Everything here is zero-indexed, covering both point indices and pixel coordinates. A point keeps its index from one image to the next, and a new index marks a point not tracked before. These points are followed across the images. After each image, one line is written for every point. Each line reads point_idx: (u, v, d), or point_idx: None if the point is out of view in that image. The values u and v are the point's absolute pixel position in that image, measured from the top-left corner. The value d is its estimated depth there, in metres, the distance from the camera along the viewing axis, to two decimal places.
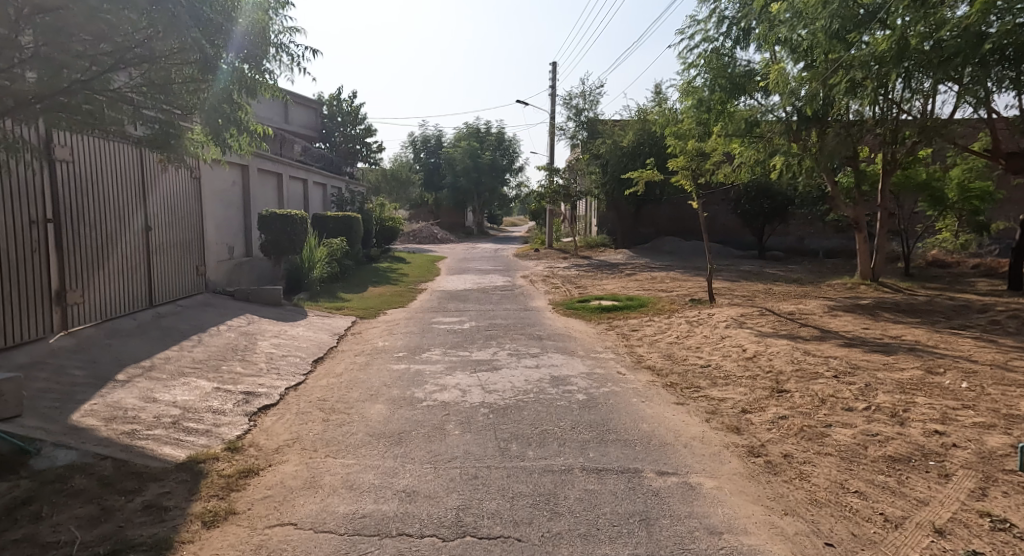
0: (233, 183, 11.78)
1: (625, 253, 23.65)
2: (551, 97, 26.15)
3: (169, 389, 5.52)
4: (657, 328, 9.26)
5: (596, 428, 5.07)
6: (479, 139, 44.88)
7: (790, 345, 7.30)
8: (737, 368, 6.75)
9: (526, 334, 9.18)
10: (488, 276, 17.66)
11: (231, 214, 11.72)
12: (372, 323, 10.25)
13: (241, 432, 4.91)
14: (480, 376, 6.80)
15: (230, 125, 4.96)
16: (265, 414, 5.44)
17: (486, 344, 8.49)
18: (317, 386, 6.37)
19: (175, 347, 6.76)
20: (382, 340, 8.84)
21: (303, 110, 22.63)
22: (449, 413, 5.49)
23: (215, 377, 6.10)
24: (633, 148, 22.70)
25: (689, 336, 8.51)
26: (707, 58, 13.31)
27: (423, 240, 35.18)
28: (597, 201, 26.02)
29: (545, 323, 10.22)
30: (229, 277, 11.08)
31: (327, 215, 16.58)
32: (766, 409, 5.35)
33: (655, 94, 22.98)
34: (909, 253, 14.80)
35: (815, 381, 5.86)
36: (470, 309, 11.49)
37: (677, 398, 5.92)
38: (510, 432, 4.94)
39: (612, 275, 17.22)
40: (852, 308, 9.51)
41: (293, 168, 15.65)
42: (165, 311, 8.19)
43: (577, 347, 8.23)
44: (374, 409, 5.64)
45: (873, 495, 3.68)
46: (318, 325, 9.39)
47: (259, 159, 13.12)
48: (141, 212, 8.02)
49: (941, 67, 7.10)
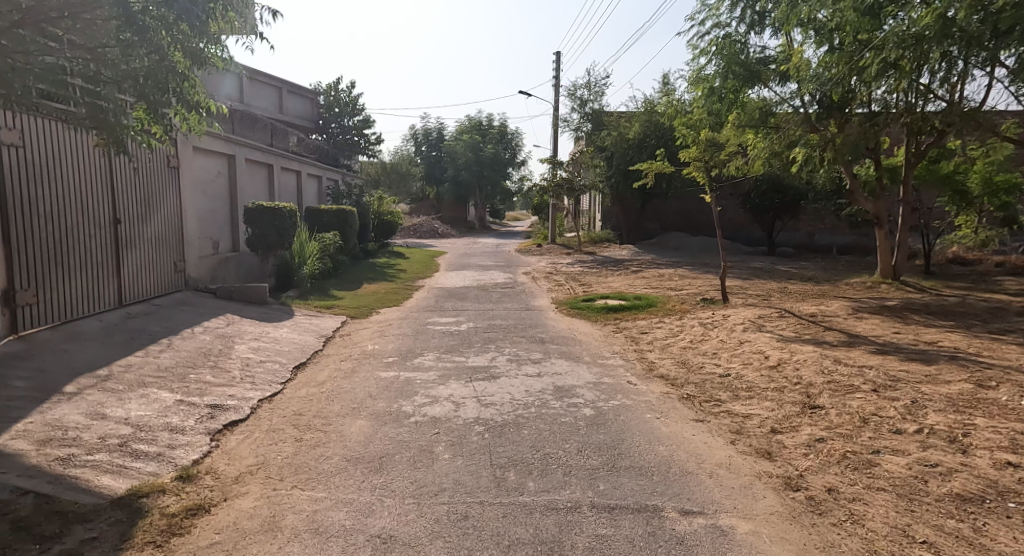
0: (219, 174, 11.16)
1: (630, 249, 22.96)
2: (555, 88, 25.45)
3: (124, 404, 4.88)
4: (669, 331, 8.61)
5: (607, 452, 4.43)
6: (480, 131, 44.13)
7: (817, 352, 6.64)
8: (760, 378, 6.09)
9: (529, 337, 8.53)
10: (489, 272, 17.01)
11: (216, 207, 11.10)
12: (364, 323, 9.62)
13: (199, 456, 4.27)
14: (475, 386, 6.15)
15: (167, 96, 4.37)
16: (231, 432, 4.81)
17: (483, 348, 7.85)
18: (295, 397, 5.73)
19: (140, 353, 6.12)
20: (373, 343, 8.20)
21: (301, 99, 22.04)
22: (439, 432, 4.85)
23: (179, 388, 5.46)
24: (639, 140, 22.00)
25: (704, 341, 7.85)
26: (719, 45, 12.49)
27: (423, 234, 34.44)
28: (602, 195, 25.35)
29: (548, 324, 9.57)
30: (212, 273, 10.48)
31: (322, 209, 15.95)
32: (799, 429, 4.70)
33: (663, 84, 22.29)
34: (930, 250, 14.10)
35: (851, 395, 5.20)
36: (468, 309, 10.84)
37: (696, 414, 5.27)
38: (508, 457, 4.30)
39: (617, 272, 16.55)
40: (878, 310, 8.84)
41: (286, 159, 15.02)
42: (136, 310, 7.56)
43: (583, 352, 7.59)
44: (355, 427, 5.00)
45: (947, 547, 3.03)
46: (304, 327, 8.74)
47: (249, 150, 12.50)
48: (109, 203, 7.41)
49: (994, 41, 6.48)
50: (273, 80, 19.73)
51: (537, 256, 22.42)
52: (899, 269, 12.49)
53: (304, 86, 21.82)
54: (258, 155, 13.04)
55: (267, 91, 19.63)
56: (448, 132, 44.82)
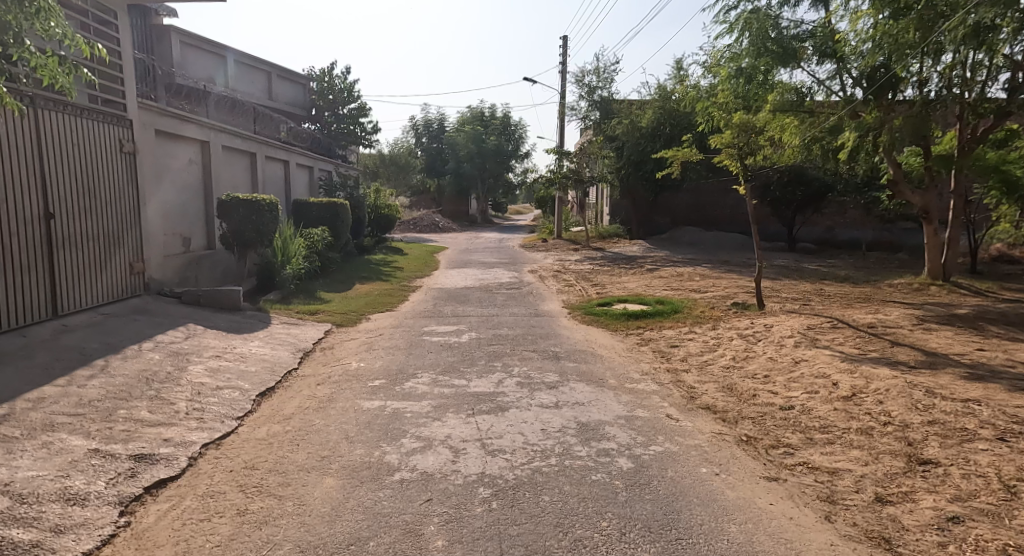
0: (190, 162, 9.94)
1: (640, 245, 21.75)
2: (561, 74, 24.19)
3: (13, 460, 3.66)
4: (704, 345, 7.39)
5: (663, 537, 3.20)
6: (483, 122, 42.90)
7: (899, 377, 5.40)
8: (836, 414, 4.86)
9: (540, 351, 7.32)
10: (492, 271, 15.83)
11: (187, 199, 9.90)
12: (351, 334, 8.41)
13: (94, 546, 3.05)
14: (479, 423, 4.93)
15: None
16: (153, 499, 3.59)
17: (487, 367, 6.64)
18: (251, 441, 4.52)
19: (60, 381, 4.88)
20: (358, 360, 6.99)
21: (290, 85, 20.74)
22: (433, 499, 3.65)
23: (98, 430, 4.22)
24: (652, 129, 20.73)
25: (750, 359, 6.62)
26: (748, 20, 11.22)
27: (424, 228, 33.25)
28: (610, 188, 24.10)
29: (561, 333, 8.38)
30: (180, 275, 9.31)
31: (311, 202, 14.74)
32: (917, 499, 3.48)
33: (677, 68, 21.03)
34: (977, 249, 12.83)
35: (972, 446, 3.99)
36: (470, 315, 9.64)
37: (766, 470, 4.04)
38: (526, 547, 3.09)
39: (631, 271, 15.32)
40: (947, 320, 7.62)
41: (271, 147, 13.77)
42: (76, 322, 6.36)
43: (606, 373, 6.38)
44: (322, 488, 3.79)
45: None
46: (279, 340, 7.52)
47: (227, 136, 11.28)
48: (37, 193, 6.20)
49: None
50: (262, 64, 18.47)
51: (543, 252, 21.22)
52: (949, 270, 11.28)
53: (295, 71, 20.56)
54: (239, 142, 11.82)
55: (255, 75, 18.36)
56: (450, 123, 43.53)
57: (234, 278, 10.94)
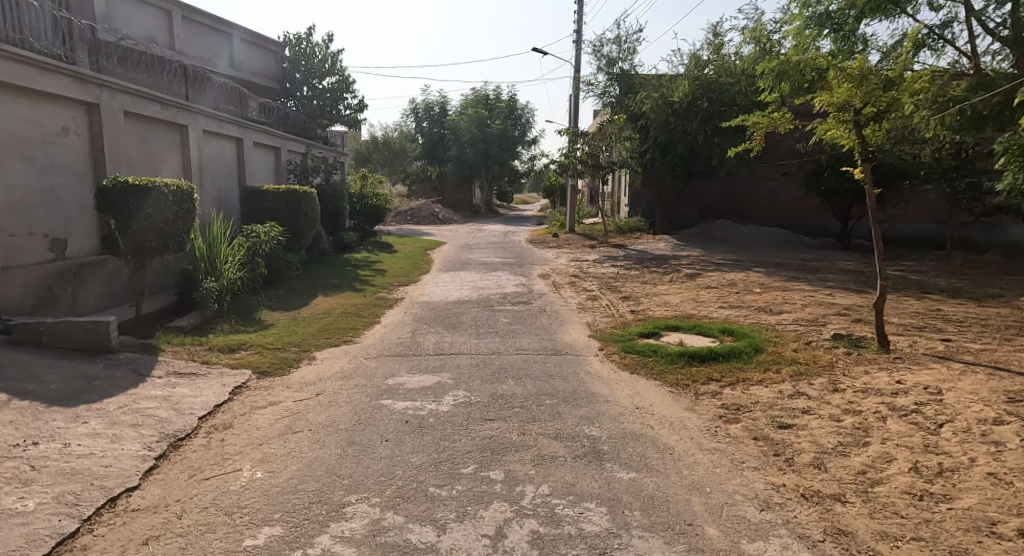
0: (64, 132, 7.03)
1: (667, 242, 18.76)
2: (576, 44, 21.00)
3: None
4: (839, 432, 4.41)
5: None
6: (487, 106, 39.60)
7: None
8: None
9: (567, 443, 4.35)
10: (493, 274, 12.86)
11: (59, 184, 6.98)
12: (274, 394, 5.47)
13: None
14: None
15: None
16: None
17: (478, 487, 3.71)
18: None
19: None
20: (257, 463, 4.06)
21: (256, 51, 17.73)
22: None
23: None
24: (685, 104, 17.62)
25: (953, 476, 3.65)
26: None
27: (422, 220, 30.35)
28: (631, 174, 21.04)
29: (596, 393, 5.46)
30: (36, 295, 6.45)
31: (266, 190, 11.96)
32: None
33: (715, 33, 17.78)
34: None
35: None
36: (459, 353, 6.67)
37: None
38: None
39: (668, 276, 12.33)
40: None
41: (213, 120, 10.85)
42: None
43: (697, 512, 3.44)
44: None
45: None
46: (142, 416, 4.59)
47: (135, 100, 8.39)
48: None
49: None
50: (221, 24, 15.45)
51: (554, 249, 18.27)
52: None
53: (266, 36, 17.63)
54: (157, 111, 8.91)
55: (214, 37, 15.45)
56: (452, 106, 40.26)
57: (130, 294, 8.00)
